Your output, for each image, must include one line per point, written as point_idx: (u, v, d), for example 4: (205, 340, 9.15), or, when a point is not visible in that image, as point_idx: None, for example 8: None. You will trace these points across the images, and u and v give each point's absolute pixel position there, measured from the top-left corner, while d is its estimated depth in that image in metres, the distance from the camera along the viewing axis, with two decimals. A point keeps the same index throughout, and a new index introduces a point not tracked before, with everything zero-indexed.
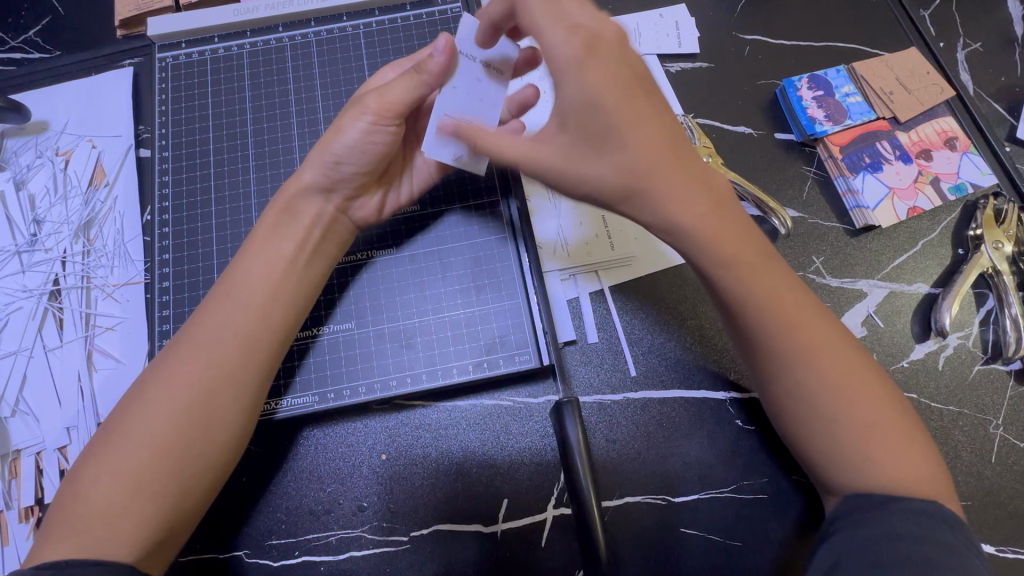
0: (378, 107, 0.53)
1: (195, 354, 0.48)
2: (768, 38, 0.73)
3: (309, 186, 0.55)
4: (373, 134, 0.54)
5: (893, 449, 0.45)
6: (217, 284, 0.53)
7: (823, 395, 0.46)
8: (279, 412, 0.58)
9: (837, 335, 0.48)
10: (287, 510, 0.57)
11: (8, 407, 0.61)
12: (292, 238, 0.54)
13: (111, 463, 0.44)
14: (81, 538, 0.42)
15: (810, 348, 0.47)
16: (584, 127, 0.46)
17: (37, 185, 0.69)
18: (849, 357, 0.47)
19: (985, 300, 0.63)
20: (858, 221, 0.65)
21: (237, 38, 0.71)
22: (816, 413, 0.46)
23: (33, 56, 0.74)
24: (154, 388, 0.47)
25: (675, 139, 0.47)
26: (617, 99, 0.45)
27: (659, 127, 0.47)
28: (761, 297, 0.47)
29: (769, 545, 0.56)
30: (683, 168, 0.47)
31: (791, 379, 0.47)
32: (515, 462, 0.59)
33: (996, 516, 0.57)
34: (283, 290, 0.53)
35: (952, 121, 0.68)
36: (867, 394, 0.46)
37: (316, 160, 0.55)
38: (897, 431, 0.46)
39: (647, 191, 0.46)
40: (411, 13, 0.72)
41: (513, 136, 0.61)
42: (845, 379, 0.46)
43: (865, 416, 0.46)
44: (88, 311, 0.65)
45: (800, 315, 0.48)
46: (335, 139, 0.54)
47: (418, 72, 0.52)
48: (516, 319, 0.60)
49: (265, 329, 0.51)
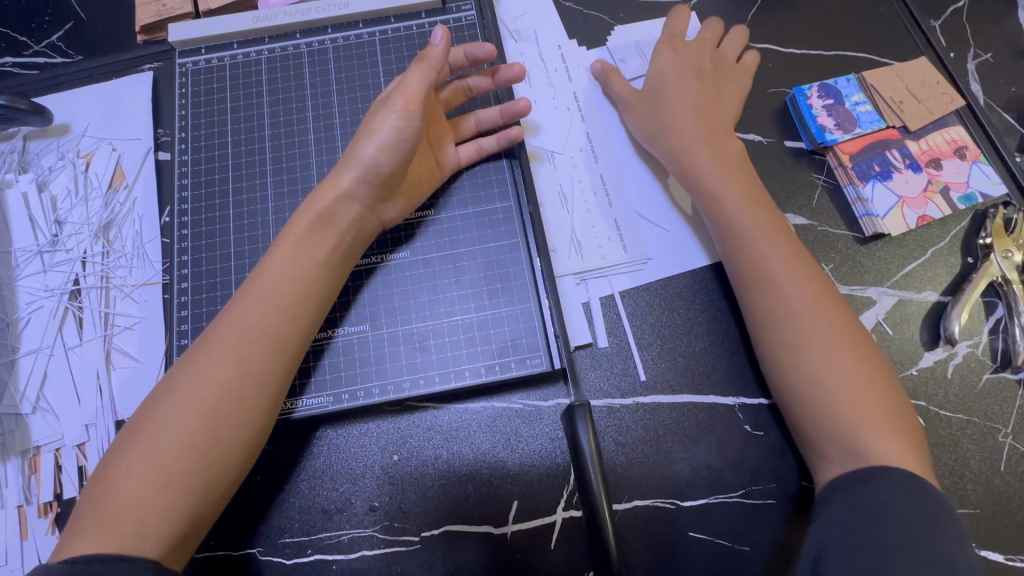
0: (405, 101, 0.55)
1: (225, 354, 0.49)
2: (778, 47, 0.74)
3: (344, 190, 0.56)
4: (405, 131, 0.55)
5: (870, 410, 0.51)
6: (244, 283, 0.54)
7: (796, 310, 0.55)
8: (297, 412, 0.59)
9: (821, 275, 0.57)
10: (300, 509, 0.58)
11: (29, 404, 0.63)
12: (325, 243, 0.56)
13: (141, 457, 0.46)
14: (109, 532, 0.43)
15: (800, 292, 0.56)
16: (654, 87, 0.70)
17: (58, 187, 0.71)
18: (838, 312, 0.55)
19: (995, 308, 0.63)
20: (867, 229, 0.65)
21: (255, 44, 0.72)
22: (794, 324, 0.55)
23: (56, 61, 0.75)
24: (183, 384, 0.48)
25: (710, 112, 0.67)
26: (667, 73, 0.70)
27: (706, 98, 0.68)
28: (762, 230, 0.59)
29: (778, 551, 0.56)
30: (714, 128, 0.66)
31: (767, 286, 0.57)
32: (525, 464, 0.59)
33: (1005, 524, 0.57)
34: (311, 291, 0.54)
35: (961, 130, 0.69)
36: (837, 329, 0.54)
37: (354, 162, 0.56)
38: (864, 375, 0.52)
39: (678, 132, 0.66)
40: (426, 21, 0.73)
41: (512, 113, 0.67)
42: (820, 300, 0.55)
43: (840, 351, 0.53)
44: (106, 311, 0.66)
45: (782, 245, 0.58)
46: (369, 141, 0.56)
47: (423, 63, 0.56)
48: (528, 323, 0.61)
49: (290, 331, 0.52)
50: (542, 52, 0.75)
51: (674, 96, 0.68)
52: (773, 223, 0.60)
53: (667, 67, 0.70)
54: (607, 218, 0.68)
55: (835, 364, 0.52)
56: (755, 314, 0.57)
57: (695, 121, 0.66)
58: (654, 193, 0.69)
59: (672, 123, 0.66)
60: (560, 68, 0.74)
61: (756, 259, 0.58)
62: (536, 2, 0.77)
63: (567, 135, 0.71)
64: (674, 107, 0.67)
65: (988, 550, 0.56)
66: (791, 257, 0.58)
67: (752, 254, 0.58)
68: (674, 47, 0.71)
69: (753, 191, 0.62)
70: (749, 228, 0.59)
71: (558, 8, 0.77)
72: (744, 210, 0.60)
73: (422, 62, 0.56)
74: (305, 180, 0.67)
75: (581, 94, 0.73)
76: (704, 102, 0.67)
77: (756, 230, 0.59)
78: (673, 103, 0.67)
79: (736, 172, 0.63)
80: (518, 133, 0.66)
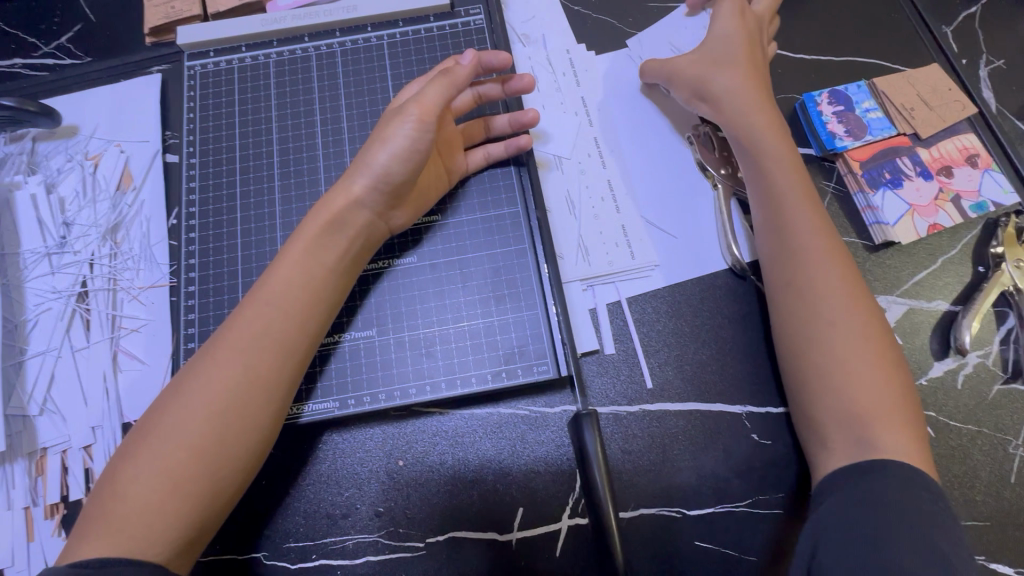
0: (421, 112, 0.55)
1: (233, 358, 0.49)
2: (788, 53, 0.74)
3: (355, 198, 0.56)
4: (419, 141, 0.55)
5: (889, 425, 0.49)
6: (254, 286, 0.54)
7: (825, 305, 0.54)
8: (303, 417, 0.59)
9: (855, 271, 0.56)
10: (305, 514, 0.58)
11: (36, 405, 0.63)
12: (334, 249, 0.55)
13: (149, 461, 0.45)
14: (117, 536, 0.43)
15: (827, 290, 0.54)
16: (713, 54, 0.68)
17: (66, 189, 0.71)
18: (867, 311, 0.54)
19: (1007, 318, 0.62)
20: (877, 237, 0.65)
21: (263, 47, 0.72)
22: (819, 319, 0.53)
23: (65, 63, 0.75)
24: (192, 388, 0.48)
25: (760, 88, 0.65)
26: (733, 41, 0.67)
27: (762, 72, 0.67)
28: (794, 223, 0.57)
29: (784, 561, 0.56)
30: (768, 102, 0.65)
31: (803, 274, 0.55)
32: (530, 471, 0.59)
33: (1015, 537, 0.56)
34: (319, 298, 0.54)
35: (973, 138, 0.68)
36: (867, 328, 0.53)
37: (365, 168, 0.56)
38: (884, 378, 0.51)
39: (741, 100, 0.64)
40: (435, 25, 0.73)
41: (523, 122, 0.67)
42: (852, 293, 0.54)
43: (863, 352, 0.52)
44: (113, 313, 0.66)
45: (821, 233, 0.57)
46: (381, 149, 0.56)
47: (446, 77, 0.57)
48: (535, 329, 0.61)
49: (297, 336, 0.52)
50: (551, 56, 0.75)
51: (733, 68, 0.66)
52: (816, 209, 0.58)
53: (733, 33, 0.67)
54: (615, 224, 0.67)
55: (858, 363, 0.51)
56: (780, 313, 0.56)
57: (756, 97, 0.64)
58: (662, 198, 0.68)
59: (729, 96, 0.65)
60: (568, 73, 0.74)
61: (792, 246, 0.57)
62: (546, 7, 0.77)
63: (575, 141, 0.71)
64: (731, 79, 0.65)
65: (996, 563, 0.55)
66: (830, 246, 0.56)
67: (790, 240, 0.57)
68: (739, 10, 0.68)
69: (797, 176, 0.60)
70: (787, 214, 0.58)
71: (567, 13, 0.76)
72: (787, 194, 0.59)
73: (448, 75, 0.57)
74: (312, 184, 0.67)
75: (589, 99, 0.73)
76: (761, 80, 0.66)
77: (798, 214, 0.57)
78: (730, 74, 0.65)
79: (786, 150, 0.62)
80: (526, 143, 0.66)
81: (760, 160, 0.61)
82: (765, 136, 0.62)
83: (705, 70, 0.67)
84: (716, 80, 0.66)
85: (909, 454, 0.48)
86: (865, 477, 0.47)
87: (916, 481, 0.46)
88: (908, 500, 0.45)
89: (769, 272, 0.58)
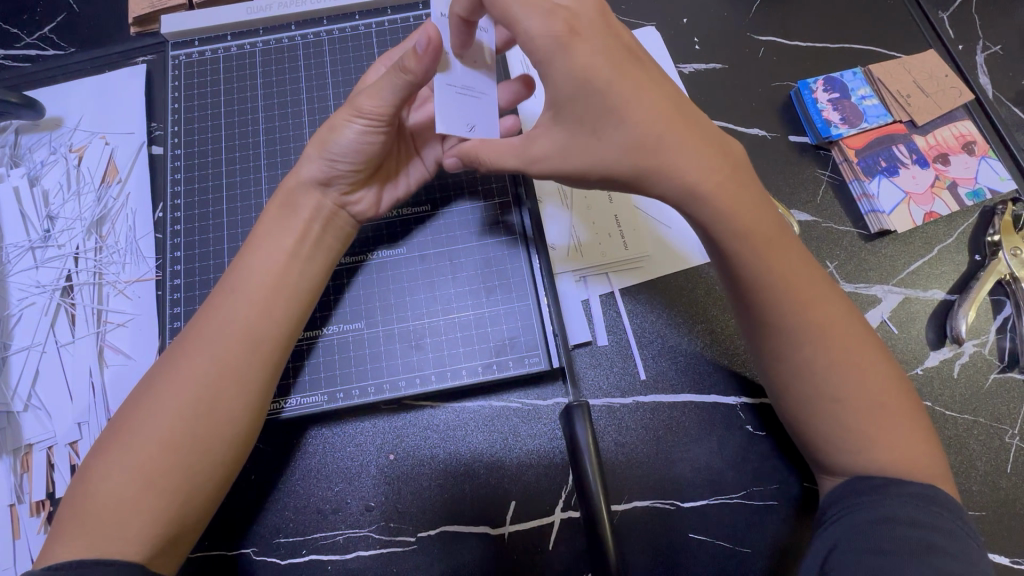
0: (368, 110, 0.51)
1: (200, 351, 0.49)
2: (783, 39, 0.73)
3: (307, 182, 0.55)
4: (368, 135, 0.53)
5: (893, 440, 0.46)
6: (222, 279, 0.54)
7: (829, 376, 0.47)
8: (285, 412, 0.58)
9: (856, 315, 0.49)
10: (295, 510, 0.57)
11: (20, 402, 0.62)
12: (292, 231, 0.54)
13: (121, 459, 0.45)
14: (94, 536, 0.42)
15: (825, 350, 0.47)
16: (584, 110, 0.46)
17: (50, 182, 0.70)
18: (865, 352, 0.47)
19: (1004, 307, 0.61)
20: (873, 226, 0.64)
21: (249, 36, 0.71)
22: (826, 398, 0.47)
23: (48, 53, 0.74)
24: (160, 387, 0.47)
25: (678, 110, 0.47)
26: (609, 78, 0.46)
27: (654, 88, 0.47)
28: (777, 284, 0.47)
29: (779, 553, 0.55)
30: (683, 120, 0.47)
31: (790, 351, 0.47)
32: (523, 463, 0.58)
33: (1011, 527, 0.56)
34: (285, 281, 0.53)
35: (970, 125, 0.67)
36: (869, 371, 0.47)
37: (316, 153, 0.54)
38: (886, 409, 0.46)
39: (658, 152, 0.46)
40: (423, 13, 0.72)
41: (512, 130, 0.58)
42: (849, 344, 0.47)
43: (869, 394, 0.46)
44: (99, 308, 0.65)
45: (808, 289, 0.48)
46: (331, 139, 0.54)
47: (402, 72, 0.48)
48: (526, 320, 0.60)
49: (265, 322, 0.51)
50: None
51: (632, 99, 0.46)
52: (798, 273, 0.48)
53: (602, 69, 0.45)
54: (608, 213, 0.66)
55: (862, 401, 0.46)
56: (777, 388, 0.50)
57: (690, 142, 0.47)
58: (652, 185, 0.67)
59: (646, 156, 0.47)
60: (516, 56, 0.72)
61: (777, 326, 0.47)
62: None
63: None
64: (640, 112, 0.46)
65: (993, 554, 0.55)
66: (816, 301, 0.48)
67: (774, 316, 0.47)
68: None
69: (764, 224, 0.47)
70: (766, 291, 0.47)
71: None
72: (764, 250, 0.47)
73: (408, 74, 0.48)
74: None
75: None
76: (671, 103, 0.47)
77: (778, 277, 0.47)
78: (632, 116, 0.46)
79: (743, 193, 0.47)
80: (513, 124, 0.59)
81: (717, 241, 0.47)
82: (715, 212, 0.46)
83: (582, 141, 0.48)
84: (585, 153, 0.48)
85: (916, 454, 0.46)
86: (866, 483, 0.45)
87: (920, 483, 0.44)
88: (914, 508, 0.43)
89: (752, 345, 0.51)
